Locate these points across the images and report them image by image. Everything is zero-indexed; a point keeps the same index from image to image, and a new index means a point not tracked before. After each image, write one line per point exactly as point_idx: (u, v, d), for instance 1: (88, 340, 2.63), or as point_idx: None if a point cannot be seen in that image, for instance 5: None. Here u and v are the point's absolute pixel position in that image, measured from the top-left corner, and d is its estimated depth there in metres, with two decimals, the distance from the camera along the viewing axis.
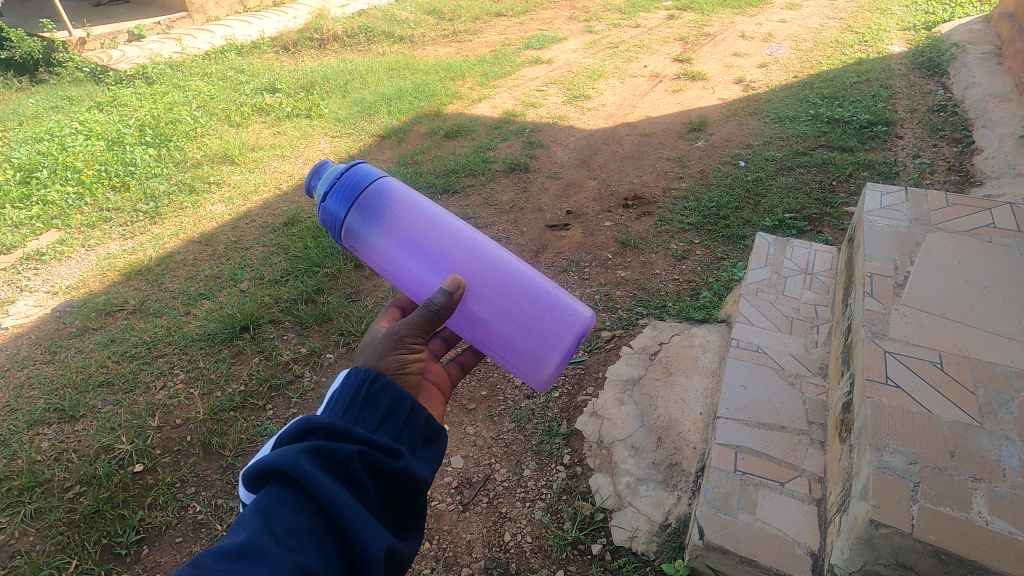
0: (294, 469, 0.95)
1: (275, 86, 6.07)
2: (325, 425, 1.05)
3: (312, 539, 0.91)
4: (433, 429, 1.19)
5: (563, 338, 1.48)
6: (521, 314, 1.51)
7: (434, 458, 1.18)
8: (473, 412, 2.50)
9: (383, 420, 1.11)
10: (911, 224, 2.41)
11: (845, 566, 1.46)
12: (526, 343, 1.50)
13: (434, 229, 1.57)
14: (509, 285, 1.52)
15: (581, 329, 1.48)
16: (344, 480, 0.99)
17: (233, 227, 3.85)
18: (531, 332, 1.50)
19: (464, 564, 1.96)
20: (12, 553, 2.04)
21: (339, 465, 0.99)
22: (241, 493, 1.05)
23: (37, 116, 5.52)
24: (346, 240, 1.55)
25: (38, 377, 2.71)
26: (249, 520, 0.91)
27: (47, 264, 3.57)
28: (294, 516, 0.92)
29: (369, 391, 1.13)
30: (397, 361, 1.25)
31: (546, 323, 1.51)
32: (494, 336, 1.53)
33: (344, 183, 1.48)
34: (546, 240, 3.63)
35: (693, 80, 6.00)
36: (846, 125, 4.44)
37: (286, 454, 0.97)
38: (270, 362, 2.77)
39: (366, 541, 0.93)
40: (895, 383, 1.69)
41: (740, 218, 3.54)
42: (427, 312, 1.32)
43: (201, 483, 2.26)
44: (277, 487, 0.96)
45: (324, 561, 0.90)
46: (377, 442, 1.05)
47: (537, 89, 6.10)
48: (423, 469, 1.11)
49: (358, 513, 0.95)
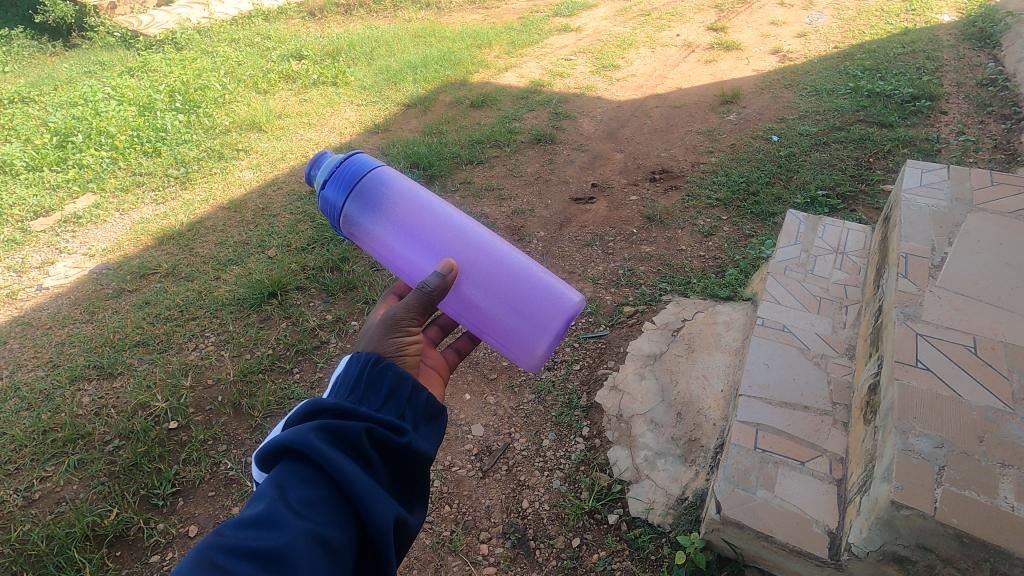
0: (305, 445, 0.97)
1: (302, 53, 6.05)
2: (332, 404, 1.07)
3: (326, 509, 0.94)
4: (435, 407, 1.22)
5: (552, 321, 1.48)
6: (512, 297, 1.51)
7: (436, 434, 1.20)
8: (494, 381, 2.54)
9: (387, 399, 1.13)
10: (951, 204, 2.33)
11: (863, 546, 1.46)
12: (516, 325, 1.51)
13: (429, 217, 1.57)
14: (500, 270, 1.53)
15: (571, 311, 1.48)
16: (353, 455, 1.02)
17: (261, 194, 3.91)
18: (520, 315, 1.51)
19: (482, 528, 2.01)
20: (57, 500, 2.16)
21: (347, 442, 1.02)
22: (254, 472, 1.08)
23: (71, 81, 5.61)
24: (345, 228, 1.55)
25: (79, 336, 2.83)
26: (264, 494, 0.94)
27: (84, 226, 3.67)
28: (307, 488, 0.95)
29: (371, 373, 1.16)
30: (395, 343, 1.28)
31: (537, 306, 1.50)
32: (486, 319, 1.53)
33: (340, 172, 1.48)
34: (571, 214, 3.60)
35: (727, 50, 5.79)
36: (887, 99, 4.27)
37: (297, 432, 0.99)
38: (297, 328, 2.84)
39: (377, 510, 0.96)
40: (925, 366, 1.65)
41: (771, 195, 3.45)
42: (421, 294, 1.34)
43: (232, 442, 2.35)
44: (289, 464, 0.99)
45: (338, 529, 0.93)
46: (382, 419, 1.08)
47: (565, 58, 5.97)
48: (427, 444, 1.14)
49: (368, 485, 0.98)
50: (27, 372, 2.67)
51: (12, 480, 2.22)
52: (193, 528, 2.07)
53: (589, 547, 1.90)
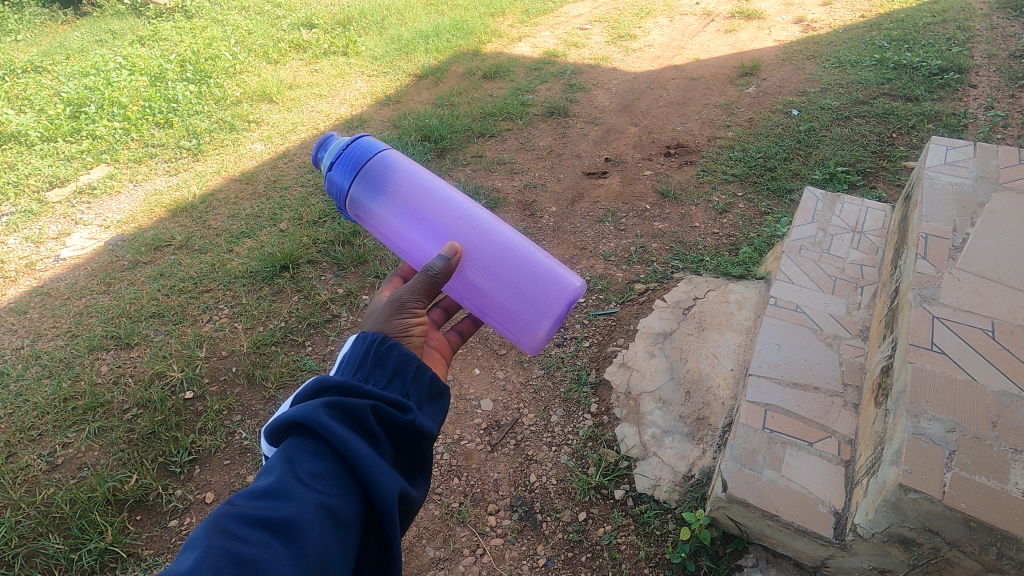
0: (313, 420, 0.99)
1: (312, 21, 5.95)
2: (338, 383, 1.08)
3: (333, 481, 0.96)
4: (438, 388, 1.23)
5: (553, 305, 1.48)
6: (515, 280, 1.50)
7: (440, 414, 1.21)
8: (503, 357, 2.56)
9: (392, 378, 1.14)
10: (976, 183, 2.26)
11: (868, 528, 1.46)
12: (518, 308, 1.50)
13: (435, 199, 1.56)
14: (504, 252, 1.52)
15: (573, 296, 1.48)
16: (359, 431, 1.03)
17: (272, 166, 3.91)
18: (522, 298, 1.50)
19: (490, 501, 2.05)
20: (80, 465, 2.22)
21: (353, 418, 1.03)
22: (263, 446, 1.10)
23: (83, 50, 5.58)
24: (351, 211, 1.55)
25: (97, 306, 2.87)
26: (275, 467, 0.96)
27: (99, 198, 3.70)
28: (315, 462, 0.97)
29: (377, 352, 1.17)
30: (401, 325, 1.28)
31: (538, 290, 1.50)
32: (489, 302, 1.52)
33: (347, 153, 1.47)
34: (583, 188, 3.56)
35: (748, 19, 5.60)
36: (914, 71, 4.12)
37: (305, 409, 1.01)
38: (309, 301, 2.87)
39: (382, 484, 0.98)
40: (940, 350, 1.63)
41: (789, 170, 3.38)
42: (426, 277, 1.34)
43: (246, 412, 2.40)
44: (298, 439, 1.01)
45: (346, 501, 0.95)
46: (387, 397, 1.09)
47: (580, 27, 5.82)
48: (430, 422, 1.15)
49: (373, 459, 0.99)
50: (47, 341, 2.73)
51: (35, 446, 2.29)
52: (209, 494, 2.13)
53: (595, 521, 1.92)
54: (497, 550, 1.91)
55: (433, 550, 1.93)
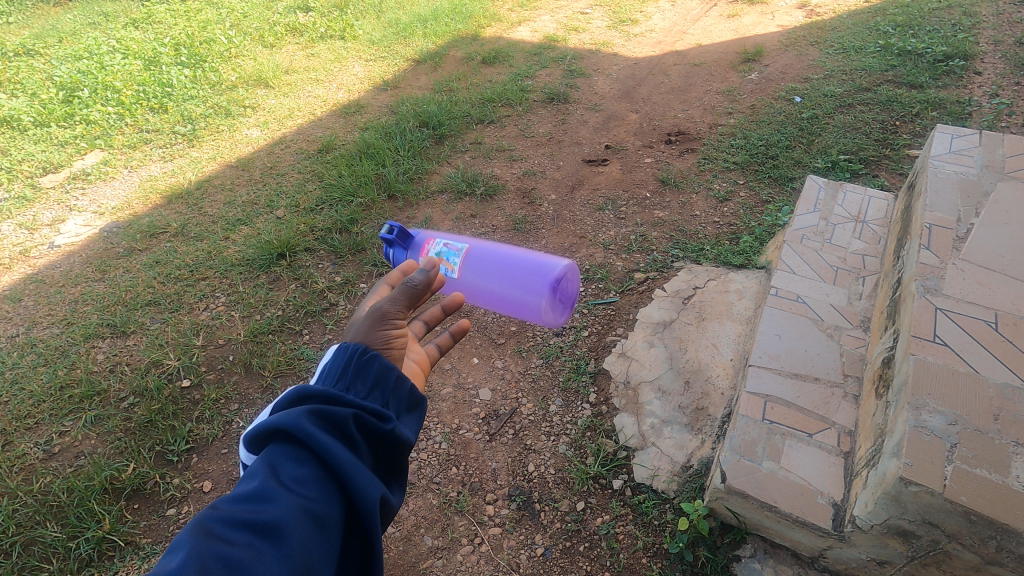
0: (296, 428, 0.97)
1: (309, 4, 5.85)
2: (319, 390, 1.05)
3: (317, 487, 0.94)
4: (418, 394, 1.20)
5: (546, 283, 1.74)
6: (515, 275, 1.76)
7: (418, 422, 1.19)
8: (502, 346, 2.54)
9: (374, 386, 1.11)
10: (980, 172, 2.24)
11: (867, 519, 1.46)
12: (521, 294, 1.76)
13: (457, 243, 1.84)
14: (507, 259, 1.77)
15: (560, 271, 1.74)
16: (340, 438, 1.01)
17: (268, 152, 3.87)
18: (519, 285, 1.76)
19: (488, 490, 2.04)
20: (77, 454, 2.21)
21: (336, 426, 1.01)
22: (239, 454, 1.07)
23: (76, 33, 5.48)
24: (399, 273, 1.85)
25: (92, 294, 2.85)
26: (257, 472, 0.94)
27: (93, 183, 3.66)
28: (298, 467, 0.96)
29: (359, 361, 1.12)
30: (384, 337, 1.22)
31: (532, 275, 1.76)
32: (498, 298, 1.78)
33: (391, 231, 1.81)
34: (583, 176, 3.52)
35: (751, 4, 5.52)
36: (919, 58, 4.07)
37: (287, 417, 0.98)
38: (306, 289, 2.85)
39: (364, 491, 0.97)
40: (942, 342, 1.61)
41: (791, 158, 3.34)
42: (407, 288, 1.31)
43: (244, 401, 2.39)
44: (279, 447, 0.98)
45: (328, 506, 0.94)
46: (370, 405, 1.06)
47: (581, 11, 5.73)
48: (409, 430, 1.13)
49: (356, 467, 0.98)
50: (42, 329, 2.70)
51: (32, 434, 2.27)
52: (207, 483, 2.13)
53: (593, 511, 1.92)
54: (495, 539, 1.91)
55: (431, 540, 1.93)
